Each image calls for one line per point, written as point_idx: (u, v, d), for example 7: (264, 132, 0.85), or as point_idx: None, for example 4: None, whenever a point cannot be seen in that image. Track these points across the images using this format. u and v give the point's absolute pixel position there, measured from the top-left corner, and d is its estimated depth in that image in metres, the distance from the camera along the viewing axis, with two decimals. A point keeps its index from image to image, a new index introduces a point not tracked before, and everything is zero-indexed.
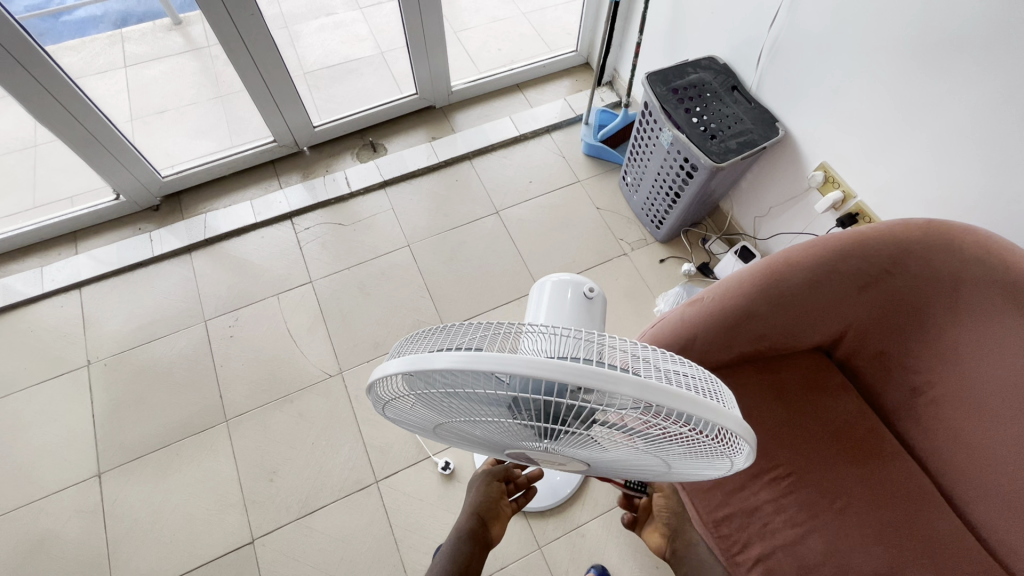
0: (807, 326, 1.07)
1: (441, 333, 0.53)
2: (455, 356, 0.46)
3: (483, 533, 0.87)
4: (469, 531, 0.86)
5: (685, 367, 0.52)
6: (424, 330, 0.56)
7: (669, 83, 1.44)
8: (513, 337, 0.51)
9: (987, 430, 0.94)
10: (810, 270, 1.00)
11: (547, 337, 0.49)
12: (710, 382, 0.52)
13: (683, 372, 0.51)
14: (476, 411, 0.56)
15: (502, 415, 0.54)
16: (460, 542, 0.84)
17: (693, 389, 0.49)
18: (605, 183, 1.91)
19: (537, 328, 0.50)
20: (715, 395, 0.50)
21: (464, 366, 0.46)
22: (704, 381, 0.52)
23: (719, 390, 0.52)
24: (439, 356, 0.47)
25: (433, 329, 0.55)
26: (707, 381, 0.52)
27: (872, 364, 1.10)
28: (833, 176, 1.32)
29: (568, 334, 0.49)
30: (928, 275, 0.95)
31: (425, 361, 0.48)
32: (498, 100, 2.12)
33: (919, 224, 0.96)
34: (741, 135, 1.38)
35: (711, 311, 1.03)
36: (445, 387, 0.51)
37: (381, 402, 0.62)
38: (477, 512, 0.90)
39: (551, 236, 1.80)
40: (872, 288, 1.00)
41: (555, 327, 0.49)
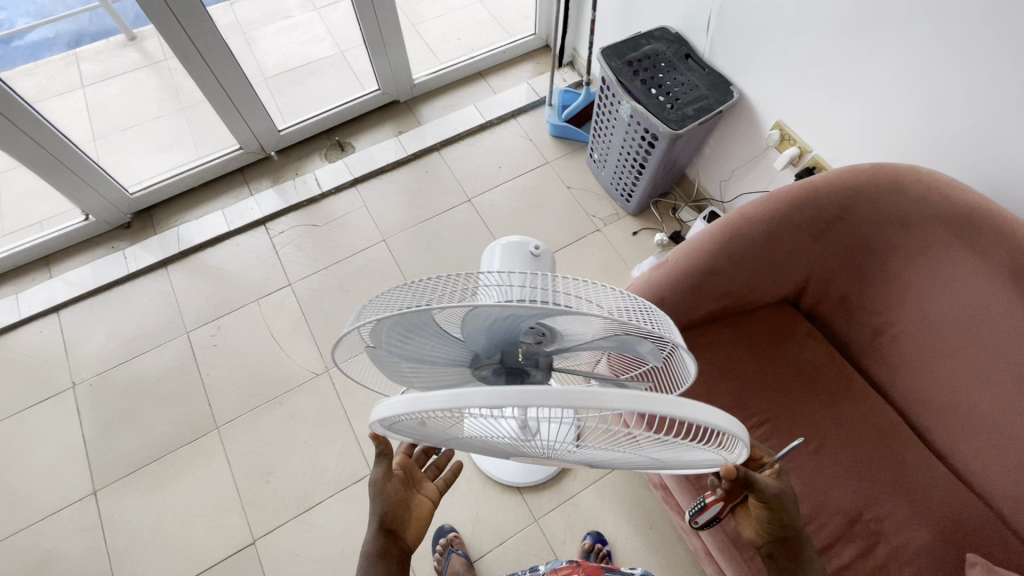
0: (768, 279, 1.10)
1: (400, 297, 0.53)
2: (447, 393, 0.46)
3: (399, 535, 0.75)
4: (387, 529, 0.74)
5: (625, 300, 0.56)
6: (381, 296, 0.54)
7: (623, 56, 1.47)
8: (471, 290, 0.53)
9: (947, 360, 0.98)
10: (767, 223, 1.03)
11: (503, 287, 0.51)
12: (647, 309, 0.56)
13: (622, 306, 0.54)
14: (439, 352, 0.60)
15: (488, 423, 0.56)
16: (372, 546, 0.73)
17: (631, 317, 0.53)
18: (573, 162, 1.93)
19: (492, 280, 0.52)
20: (651, 321, 0.54)
21: (464, 399, 0.45)
22: (641, 310, 0.56)
23: (657, 317, 0.56)
24: (432, 396, 0.47)
25: (391, 292, 0.54)
26: (643, 309, 0.56)
27: (835, 309, 1.13)
28: (789, 134, 1.36)
29: (517, 281, 0.51)
30: (876, 217, 0.99)
31: (418, 402, 0.47)
32: (462, 89, 2.13)
33: (865, 170, 0.98)
34: (698, 101, 1.41)
35: (676, 272, 1.06)
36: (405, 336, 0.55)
37: (385, 432, 0.64)
38: (383, 522, 0.74)
39: (525, 218, 1.82)
40: (827, 235, 1.03)
41: (506, 273, 0.52)
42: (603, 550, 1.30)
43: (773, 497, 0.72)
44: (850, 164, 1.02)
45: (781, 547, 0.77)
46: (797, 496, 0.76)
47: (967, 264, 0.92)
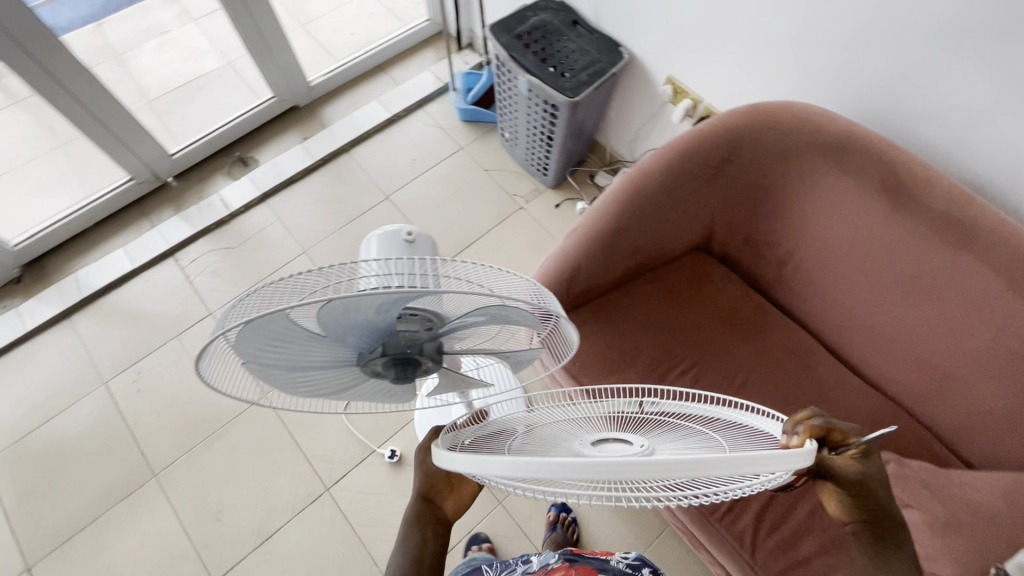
0: (676, 230, 1.14)
1: (269, 295, 0.50)
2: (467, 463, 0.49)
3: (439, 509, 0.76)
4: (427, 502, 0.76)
5: (514, 281, 0.56)
6: (250, 296, 0.51)
7: (512, 30, 1.46)
8: (348, 282, 0.50)
9: (843, 279, 1.05)
10: (664, 176, 1.06)
11: (381, 276, 0.49)
12: (534, 289, 0.57)
13: (508, 286, 0.54)
14: (318, 353, 0.58)
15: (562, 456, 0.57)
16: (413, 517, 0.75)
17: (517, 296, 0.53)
18: (487, 144, 1.92)
19: (370, 270, 0.50)
20: (539, 299, 0.55)
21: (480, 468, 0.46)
22: (528, 290, 0.56)
23: (544, 296, 0.56)
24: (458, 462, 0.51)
25: (259, 292, 0.50)
26: (531, 289, 0.57)
27: (742, 249, 1.19)
28: (680, 87, 1.39)
29: (396, 269, 0.50)
30: (761, 155, 1.03)
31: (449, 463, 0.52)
32: (364, 86, 2.07)
33: (744, 112, 1.02)
34: (591, 66, 1.42)
35: (587, 237, 1.08)
36: (277, 339, 0.52)
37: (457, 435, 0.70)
38: (423, 490, 0.76)
39: (447, 207, 1.80)
40: (720, 179, 1.07)
41: (386, 262, 0.50)
42: (569, 518, 1.33)
43: (857, 480, 0.59)
44: (731, 108, 1.05)
45: (868, 526, 0.65)
46: (878, 465, 0.62)
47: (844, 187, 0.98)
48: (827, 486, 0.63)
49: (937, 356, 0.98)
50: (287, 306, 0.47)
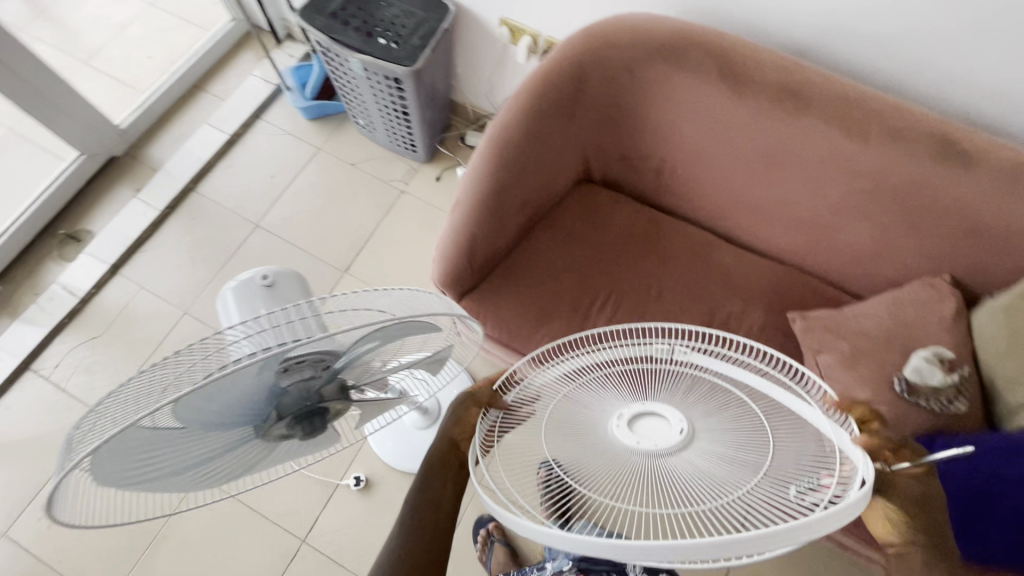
0: (556, 172, 1.12)
1: (122, 405, 0.46)
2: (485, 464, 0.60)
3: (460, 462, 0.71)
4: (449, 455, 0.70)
5: (395, 296, 0.57)
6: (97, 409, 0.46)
7: (324, 9, 1.33)
8: (222, 357, 0.49)
9: (715, 171, 1.10)
10: (525, 124, 1.02)
11: (252, 339, 0.49)
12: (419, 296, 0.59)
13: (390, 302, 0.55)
14: (204, 446, 0.53)
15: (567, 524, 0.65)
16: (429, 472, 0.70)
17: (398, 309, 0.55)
18: (345, 137, 1.79)
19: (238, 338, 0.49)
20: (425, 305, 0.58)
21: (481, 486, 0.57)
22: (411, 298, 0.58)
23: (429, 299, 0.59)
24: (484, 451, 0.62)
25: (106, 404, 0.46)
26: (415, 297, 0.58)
27: (620, 169, 1.21)
28: (515, 26, 1.35)
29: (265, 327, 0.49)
30: (608, 77, 1.02)
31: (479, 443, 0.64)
32: (185, 112, 1.82)
33: (579, 38, 1.01)
34: (420, 28, 1.34)
35: (472, 208, 1.04)
36: (151, 448, 0.49)
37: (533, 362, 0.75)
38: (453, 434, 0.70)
39: (326, 216, 1.68)
40: (579, 111, 1.06)
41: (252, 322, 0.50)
42: None
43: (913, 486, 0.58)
44: (568, 35, 1.03)
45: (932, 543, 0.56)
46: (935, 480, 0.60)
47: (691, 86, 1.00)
48: (875, 498, 0.57)
49: (808, 213, 1.07)
50: (139, 418, 0.43)
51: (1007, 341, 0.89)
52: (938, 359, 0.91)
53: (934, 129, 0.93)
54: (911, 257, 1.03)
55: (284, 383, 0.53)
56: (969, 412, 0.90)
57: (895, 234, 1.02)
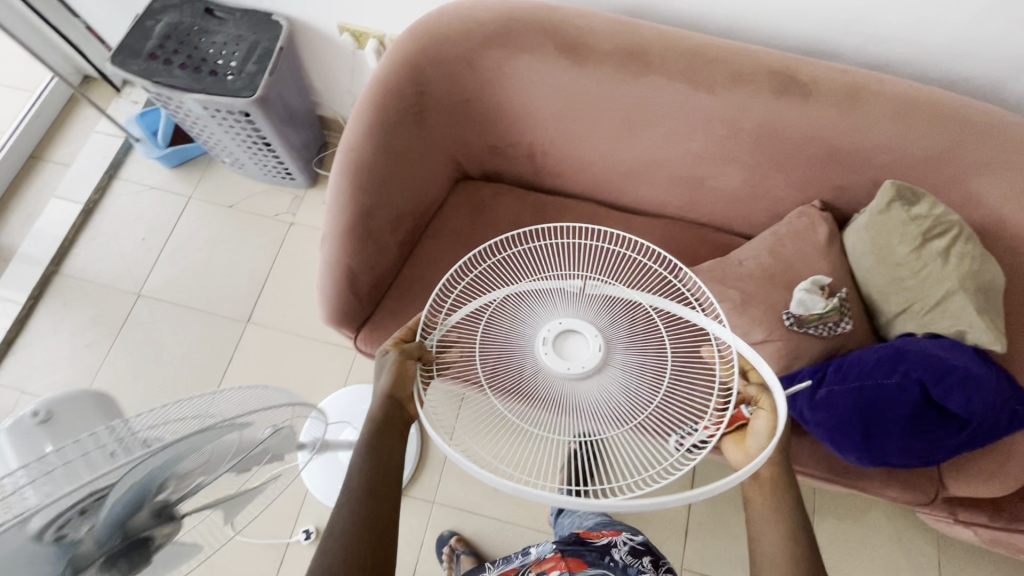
0: (425, 181, 1.07)
1: None
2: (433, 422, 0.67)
3: (403, 422, 0.71)
4: (391, 420, 0.70)
5: (221, 395, 0.59)
6: None
7: (140, 52, 1.20)
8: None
9: (584, 145, 1.07)
10: (373, 142, 0.95)
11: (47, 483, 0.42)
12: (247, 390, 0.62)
13: (217, 402, 0.57)
14: None
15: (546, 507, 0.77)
16: (373, 439, 0.69)
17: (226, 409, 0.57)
18: (215, 178, 1.66)
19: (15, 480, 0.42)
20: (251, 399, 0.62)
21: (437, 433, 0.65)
22: (237, 395, 0.60)
23: (257, 392, 0.63)
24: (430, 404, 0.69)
25: None
26: (242, 392, 0.61)
27: (494, 161, 1.16)
28: (358, 30, 1.26)
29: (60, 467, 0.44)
30: (448, 75, 0.96)
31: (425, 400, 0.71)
32: (27, 188, 1.64)
33: (407, 39, 0.94)
34: (253, 51, 1.23)
35: (341, 240, 0.98)
36: None
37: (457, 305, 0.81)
38: (395, 394, 0.70)
39: (214, 267, 1.57)
40: (428, 115, 1.00)
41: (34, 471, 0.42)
42: None
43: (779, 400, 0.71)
44: (396, 36, 0.95)
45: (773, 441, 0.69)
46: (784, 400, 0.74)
47: (535, 68, 0.96)
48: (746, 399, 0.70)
49: (679, 168, 1.07)
50: None
51: (872, 253, 0.91)
52: (818, 287, 0.94)
53: (773, 64, 0.93)
54: (782, 190, 1.05)
55: (69, 537, 0.46)
56: (855, 329, 0.94)
57: (762, 172, 1.03)
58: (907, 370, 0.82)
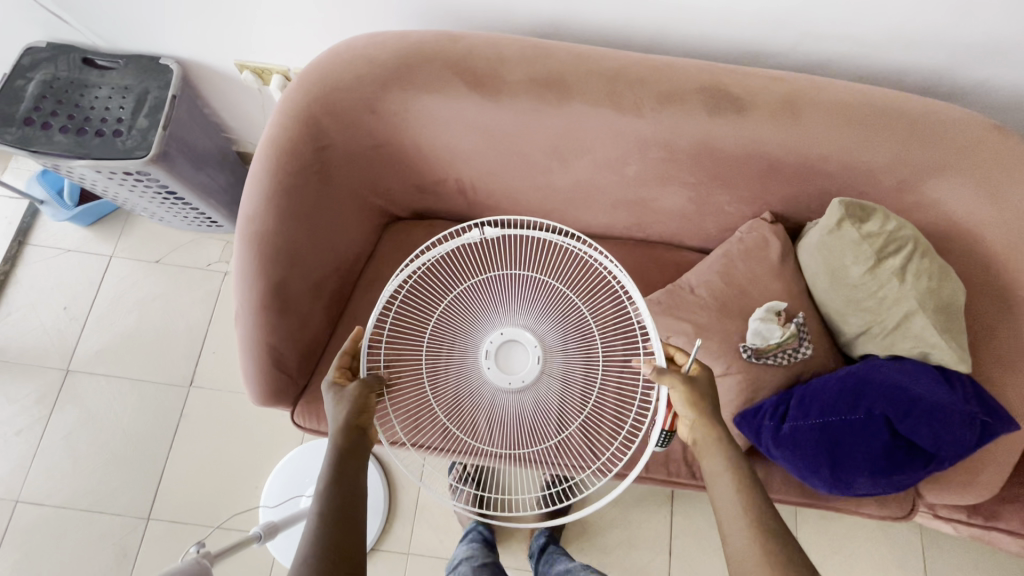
0: (346, 236, 0.97)
1: None
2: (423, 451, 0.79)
3: (364, 449, 0.69)
4: (354, 445, 0.68)
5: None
6: None
7: (11, 117, 1.06)
8: None
9: (515, 179, 0.99)
10: (275, 207, 0.86)
11: None
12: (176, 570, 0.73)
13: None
14: None
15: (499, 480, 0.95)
16: (337, 473, 0.66)
17: None
18: (137, 232, 1.54)
19: None
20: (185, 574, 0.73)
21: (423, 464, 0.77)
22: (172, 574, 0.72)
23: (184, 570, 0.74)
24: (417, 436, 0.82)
25: None
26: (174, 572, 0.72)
27: (423, 202, 1.07)
28: (258, 67, 1.14)
29: None
30: (349, 123, 0.88)
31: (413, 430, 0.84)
32: None
33: (297, 91, 0.85)
34: (143, 103, 1.11)
35: (255, 318, 0.88)
36: None
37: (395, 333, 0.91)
38: (356, 420, 0.69)
39: (147, 330, 1.46)
40: (336, 167, 0.91)
41: None
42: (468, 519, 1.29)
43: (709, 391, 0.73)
44: (286, 87, 0.87)
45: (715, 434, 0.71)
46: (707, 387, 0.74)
47: (445, 106, 0.87)
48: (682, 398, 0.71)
49: (619, 193, 0.99)
50: None
51: (826, 274, 0.86)
52: (774, 314, 0.88)
53: (702, 79, 0.85)
54: (730, 207, 0.98)
55: None
56: (815, 352, 0.89)
57: (707, 191, 0.96)
58: (870, 405, 0.78)
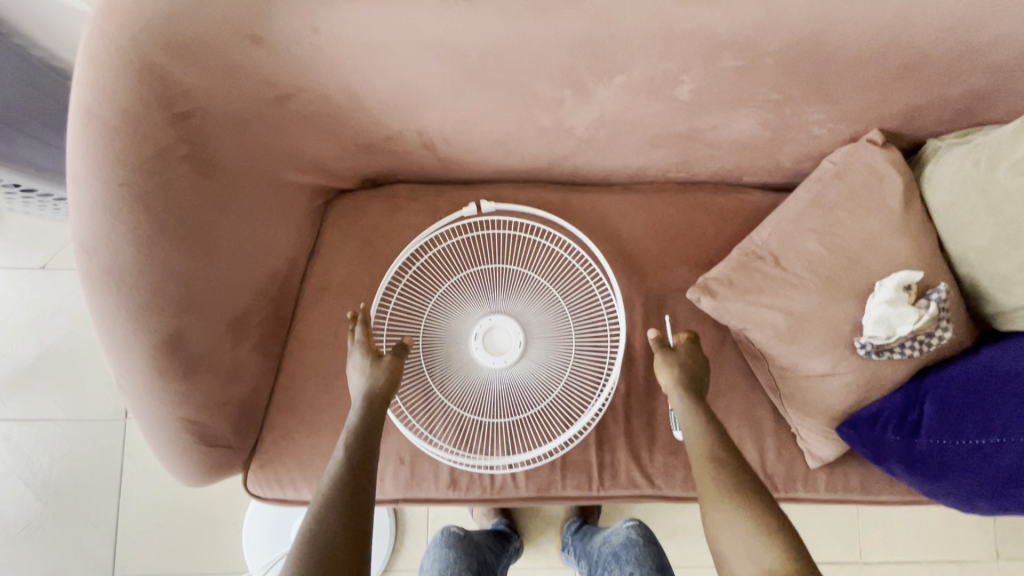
0: (261, 236, 0.65)
1: None
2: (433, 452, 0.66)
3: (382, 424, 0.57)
4: (377, 429, 0.56)
5: None
6: None
7: None
8: None
9: (508, 120, 0.65)
10: (122, 216, 0.54)
11: None
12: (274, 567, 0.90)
13: None
14: None
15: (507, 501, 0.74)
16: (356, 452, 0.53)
17: None
18: (6, 234, 1.17)
19: None
20: None
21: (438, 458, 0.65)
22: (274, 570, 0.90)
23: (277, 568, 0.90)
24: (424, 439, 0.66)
25: None
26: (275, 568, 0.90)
27: (373, 167, 0.72)
28: None
29: None
30: (218, 60, 0.54)
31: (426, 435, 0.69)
32: None
33: (114, 18, 0.51)
34: None
35: (146, 387, 0.59)
36: None
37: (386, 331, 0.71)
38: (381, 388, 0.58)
39: (52, 358, 1.14)
40: (212, 137, 0.57)
41: None
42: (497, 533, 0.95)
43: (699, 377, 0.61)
44: (89, 12, 0.52)
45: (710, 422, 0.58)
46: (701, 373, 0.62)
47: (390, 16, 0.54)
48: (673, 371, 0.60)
49: (664, 126, 0.67)
50: None
51: (989, 221, 0.59)
52: (904, 290, 0.61)
53: None
54: (828, 129, 0.67)
55: None
56: (955, 333, 0.64)
57: (796, 111, 0.65)
58: None
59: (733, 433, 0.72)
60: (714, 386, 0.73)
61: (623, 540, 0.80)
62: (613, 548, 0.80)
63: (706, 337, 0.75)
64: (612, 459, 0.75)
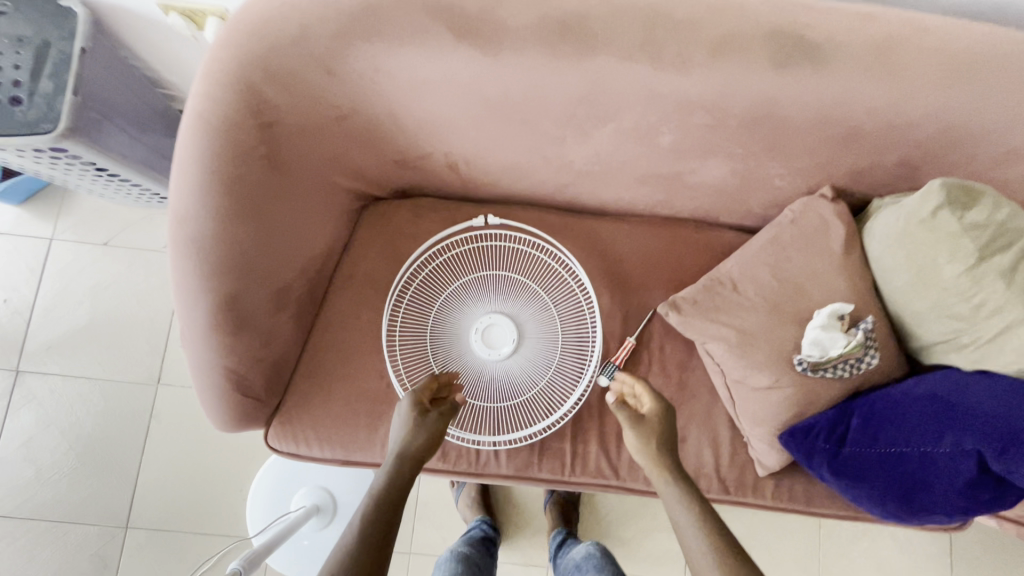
0: (310, 225, 0.79)
1: None
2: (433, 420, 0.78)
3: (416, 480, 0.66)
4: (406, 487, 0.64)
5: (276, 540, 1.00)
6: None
7: None
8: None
9: (519, 151, 0.79)
10: (210, 198, 0.68)
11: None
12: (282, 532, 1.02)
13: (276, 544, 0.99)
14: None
15: (489, 476, 0.85)
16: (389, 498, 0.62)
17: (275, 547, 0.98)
18: (77, 211, 1.33)
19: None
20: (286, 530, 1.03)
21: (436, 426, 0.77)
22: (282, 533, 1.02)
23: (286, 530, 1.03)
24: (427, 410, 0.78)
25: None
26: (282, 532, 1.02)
27: (405, 179, 0.87)
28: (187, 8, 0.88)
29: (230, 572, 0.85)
30: (298, 84, 0.69)
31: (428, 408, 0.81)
32: None
33: (225, 48, 0.66)
34: (43, 59, 0.85)
35: (203, 337, 0.72)
36: None
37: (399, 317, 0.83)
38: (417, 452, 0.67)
39: (101, 323, 1.29)
40: (285, 143, 0.72)
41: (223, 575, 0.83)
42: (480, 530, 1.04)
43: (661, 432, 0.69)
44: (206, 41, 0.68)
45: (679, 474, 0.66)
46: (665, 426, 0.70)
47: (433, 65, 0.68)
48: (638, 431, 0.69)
49: (649, 166, 0.80)
50: None
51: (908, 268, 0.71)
52: (837, 319, 0.73)
53: (764, 20, 0.66)
54: (787, 181, 0.80)
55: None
56: (882, 361, 0.74)
57: (759, 164, 0.78)
58: (959, 439, 0.65)
59: (692, 436, 0.83)
60: (678, 393, 0.84)
61: (584, 554, 0.89)
62: (574, 562, 0.89)
63: (676, 350, 0.86)
64: (584, 450, 0.85)
